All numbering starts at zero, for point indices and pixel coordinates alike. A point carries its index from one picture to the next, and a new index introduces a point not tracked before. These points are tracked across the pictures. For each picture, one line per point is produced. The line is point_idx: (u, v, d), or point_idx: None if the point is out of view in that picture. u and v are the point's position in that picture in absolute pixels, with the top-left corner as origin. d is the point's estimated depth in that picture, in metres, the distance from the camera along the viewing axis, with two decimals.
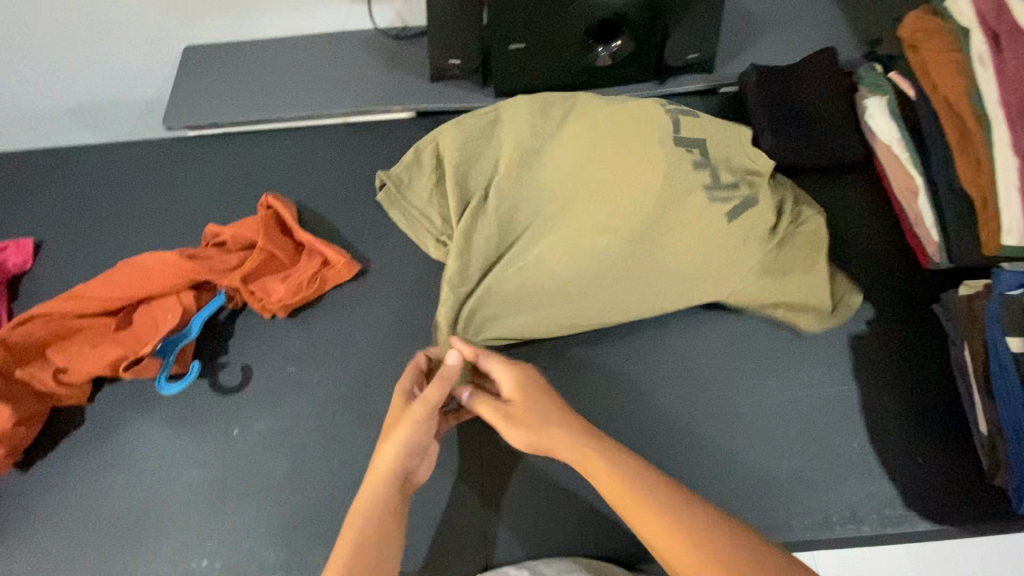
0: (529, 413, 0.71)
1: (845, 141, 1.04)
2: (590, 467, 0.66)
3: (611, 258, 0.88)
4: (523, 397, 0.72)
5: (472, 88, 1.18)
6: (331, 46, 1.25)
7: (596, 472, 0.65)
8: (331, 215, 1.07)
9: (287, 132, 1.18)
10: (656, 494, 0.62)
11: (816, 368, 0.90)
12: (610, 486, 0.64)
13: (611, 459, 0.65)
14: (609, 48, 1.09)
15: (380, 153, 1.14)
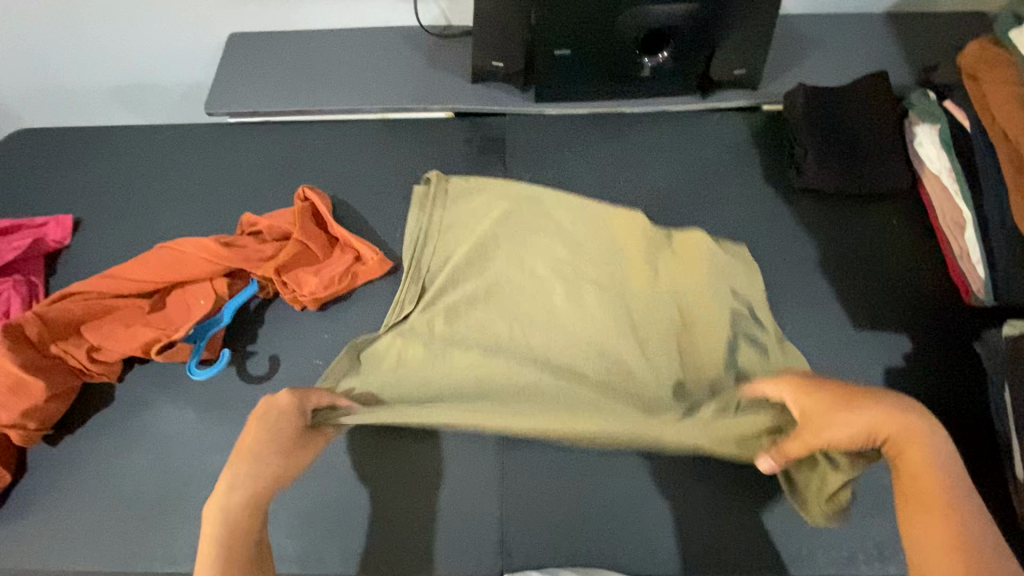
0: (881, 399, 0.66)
1: (893, 168, 1.01)
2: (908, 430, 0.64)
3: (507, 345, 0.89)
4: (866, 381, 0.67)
5: (513, 92, 1.18)
6: (374, 42, 1.25)
7: (899, 445, 0.64)
8: (365, 211, 1.08)
9: (325, 125, 1.18)
10: (943, 472, 0.63)
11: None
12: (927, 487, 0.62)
13: (924, 443, 0.64)
14: (655, 59, 1.07)
15: (416, 151, 1.14)
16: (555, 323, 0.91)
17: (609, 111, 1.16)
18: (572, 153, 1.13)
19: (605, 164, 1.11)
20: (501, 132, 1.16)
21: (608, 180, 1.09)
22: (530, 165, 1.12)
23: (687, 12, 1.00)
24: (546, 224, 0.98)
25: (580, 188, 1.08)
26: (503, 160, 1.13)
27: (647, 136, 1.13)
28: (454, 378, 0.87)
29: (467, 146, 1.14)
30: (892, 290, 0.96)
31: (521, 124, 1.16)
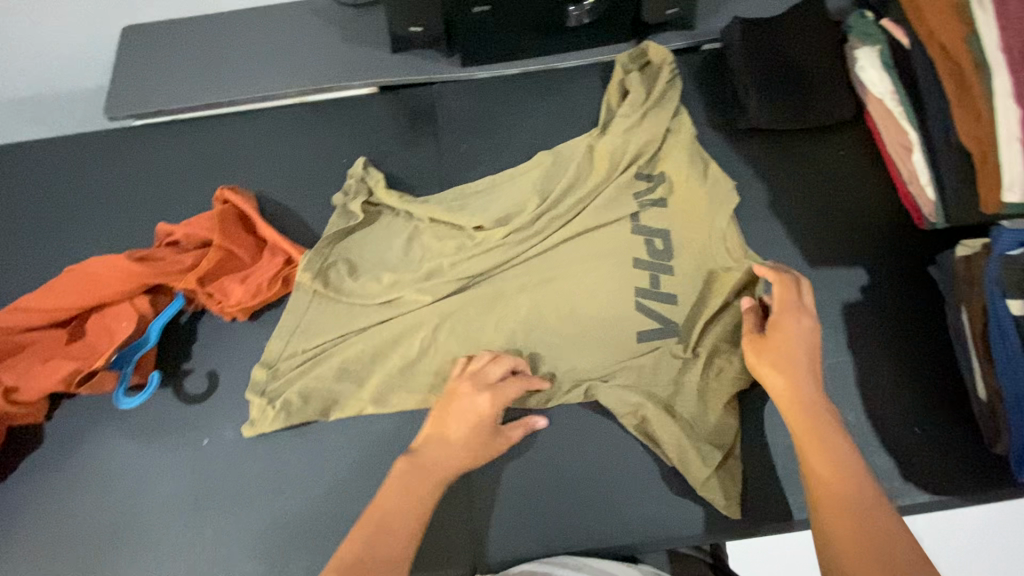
0: (786, 357, 0.71)
1: (835, 97, 0.98)
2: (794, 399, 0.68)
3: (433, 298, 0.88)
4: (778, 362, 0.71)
5: (439, 58, 1.10)
6: (283, 20, 1.16)
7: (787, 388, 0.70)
8: (292, 205, 1.00)
9: (238, 116, 1.09)
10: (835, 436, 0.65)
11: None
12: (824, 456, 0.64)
13: (807, 400, 0.68)
14: (581, 6, 1.01)
15: (342, 134, 1.06)
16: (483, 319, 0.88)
17: (541, 68, 1.09)
18: (507, 118, 1.06)
19: (544, 125, 1.05)
20: (431, 102, 1.08)
21: (547, 142, 1.04)
22: (464, 135, 1.05)
23: None
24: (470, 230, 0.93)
25: (519, 155, 1.03)
26: (435, 132, 1.06)
27: (584, 90, 1.07)
28: (416, 231, 0.95)
29: (395, 121, 1.07)
30: (845, 223, 0.94)
31: (451, 92, 1.09)
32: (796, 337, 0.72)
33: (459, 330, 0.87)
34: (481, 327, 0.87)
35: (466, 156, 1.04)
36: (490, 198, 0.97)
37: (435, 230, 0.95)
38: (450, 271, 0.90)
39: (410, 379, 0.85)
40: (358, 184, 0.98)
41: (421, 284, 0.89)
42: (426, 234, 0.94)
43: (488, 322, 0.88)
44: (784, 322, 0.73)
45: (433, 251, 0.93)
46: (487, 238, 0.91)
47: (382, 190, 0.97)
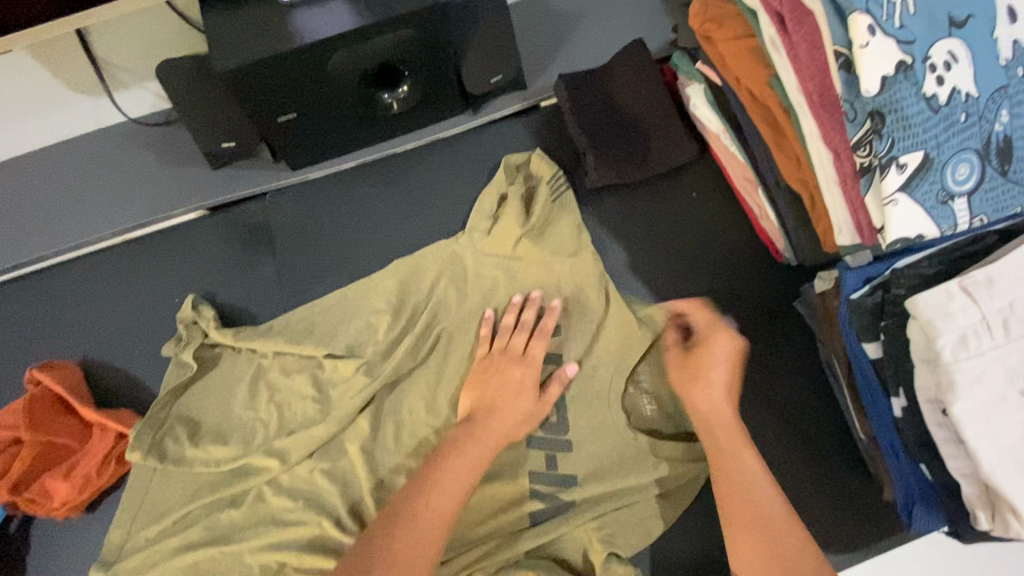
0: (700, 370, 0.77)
1: (674, 139, 0.95)
2: (728, 431, 0.73)
3: (291, 450, 0.82)
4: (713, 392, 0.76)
5: (266, 165, 1.01)
6: (86, 153, 1.04)
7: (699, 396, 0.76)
8: (126, 365, 0.91)
9: (51, 271, 0.98)
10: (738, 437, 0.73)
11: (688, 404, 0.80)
12: (744, 483, 0.70)
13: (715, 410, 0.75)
14: (396, 94, 0.94)
15: (171, 271, 0.96)
16: (349, 459, 0.82)
17: (379, 156, 1.03)
18: (350, 219, 0.99)
19: (389, 219, 0.99)
20: (265, 215, 1.00)
21: (394, 237, 0.97)
22: (306, 245, 0.97)
23: (406, 37, 0.85)
24: (320, 361, 0.86)
25: (367, 258, 0.96)
26: (273, 250, 0.98)
27: (426, 173, 1.01)
28: (262, 370, 0.87)
29: (229, 244, 0.98)
30: (707, 269, 0.91)
31: (286, 199, 1.00)
32: (729, 356, 0.79)
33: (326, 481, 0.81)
34: (347, 472, 0.81)
35: (311, 269, 0.96)
36: (339, 319, 0.89)
37: (282, 363, 0.87)
38: (308, 417, 0.84)
39: (273, 548, 0.77)
40: (190, 328, 0.89)
41: (276, 439, 0.82)
42: (273, 372, 0.86)
43: (353, 463, 0.81)
44: (721, 347, 0.79)
45: (281, 391, 0.85)
46: (339, 370, 0.85)
47: (216, 330, 0.88)
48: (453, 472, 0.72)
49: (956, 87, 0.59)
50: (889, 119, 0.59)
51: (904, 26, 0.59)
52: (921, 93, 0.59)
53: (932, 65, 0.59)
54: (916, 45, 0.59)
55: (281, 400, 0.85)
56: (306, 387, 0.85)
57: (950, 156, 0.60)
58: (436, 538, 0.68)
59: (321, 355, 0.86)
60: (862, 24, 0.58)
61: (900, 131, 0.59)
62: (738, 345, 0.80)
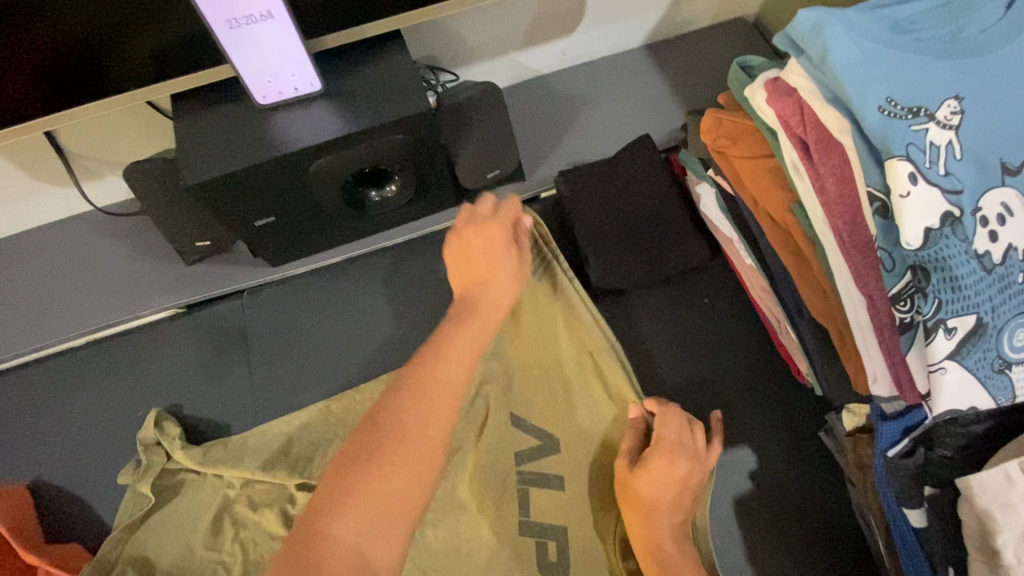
0: (657, 491, 0.69)
1: (683, 241, 0.88)
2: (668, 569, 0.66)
3: None
4: (646, 512, 0.69)
5: (244, 261, 0.94)
6: (55, 242, 0.98)
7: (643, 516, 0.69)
8: (81, 490, 0.82)
9: (5, 376, 0.90)
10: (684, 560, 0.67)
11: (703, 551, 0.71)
12: None
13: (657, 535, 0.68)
14: (384, 192, 0.89)
15: (136, 377, 0.89)
16: None
17: (365, 251, 0.96)
18: (332, 321, 0.92)
19: (374, 322, 0.91)
20: (240, 316, 0.92)
21: (379, 343, 0.90)
22: (283, 350, 0.90)
23: (399, 142, 0.79)
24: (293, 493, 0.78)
25: (349, 366, 0.89)
26: (248, 356, 0.90)
27: (416, 270, 0.95)
28: (229, 501, 0.78)
29: (201, 349, 0.91)
30: (721, 388, 0.83)
31: (265, 298, 0.93)
32: (672, 480, 0.69)
33: None
34: None
35: (287, 378, 0.88)
36: (317, 442, 0.81)
37: (250, 496, 0.79)
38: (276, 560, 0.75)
39: None
40: (150, 451, 0.80)
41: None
42: (240, 505, 0.78)
43: None
44: (661, 466, 0.69)
45: (249, 526, 0.77)
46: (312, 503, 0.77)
47: (180, 452, 0.80)
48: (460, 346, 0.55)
49: (1010, 243, 0.52)
50: (935, 277, 0.52)
51: (949, 173, 0.52)
52: (971, 250, 0.52)
53: (982, 218, 0.52)
54: (963, 195, 0.52)
55: (248, 537, 0.77)
56: (277, 524, 0.77)
57: (1005, 320, 0.52)
58: (423, 447, 0.50)
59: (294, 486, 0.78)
60: (904, 171, 0.51)
61: (948, 293, 0.52)
62: (691, 471, 0.70)
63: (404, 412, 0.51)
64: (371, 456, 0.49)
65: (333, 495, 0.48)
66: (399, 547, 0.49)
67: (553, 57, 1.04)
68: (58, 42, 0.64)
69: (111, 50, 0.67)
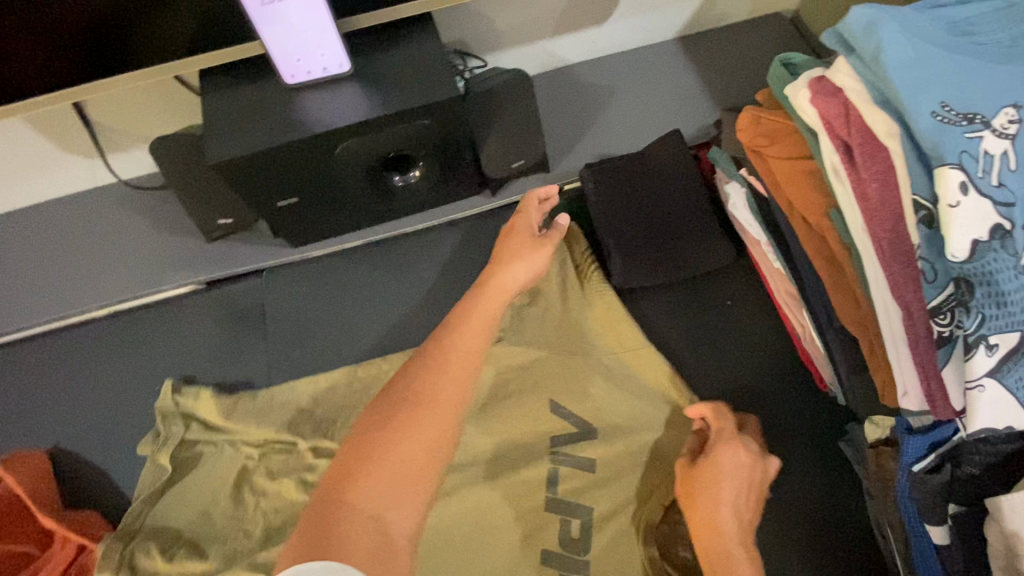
0: (722, 489, 0.63)
1: (710, 241, 0.86)
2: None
3: None
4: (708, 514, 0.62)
5: (264, 240, 0.94)
6: (79, 213, 0.98)
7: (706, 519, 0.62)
8: (96, 459, 0.83)
9: (29, 343, 0.91)
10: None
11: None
12: None
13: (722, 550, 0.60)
14: (408, 176, 0.88)
15: (155, 350, 0.90)
16: None
17: (386, 236, 0.95)
18: (350, 303, 0.91)
19: (393, 306, 0.91)
20: (259, 295, 0.92)
21: (396, 328, 0.89)
22: (301, 330, 0.90)
23: (425, 126, 0.77)
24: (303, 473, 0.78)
25: (364, 351, 0.88)
26: (266, 335, 0.90)
27: (436, 256, 0.94)
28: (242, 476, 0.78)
29: (219, 326, 0.91)
30: (741, 391, 0.81)
31: (283, 277, 0.93)
32: (739, 475, 0.64)
33: None
34: None
35: (302, 357, 0.88)
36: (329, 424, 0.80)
37: (261, 473, 0.78)
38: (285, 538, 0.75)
39: None
40: (168, 421, 0.81)
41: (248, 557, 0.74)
42: (253, 481, 0.78)
43: None
44: (727, 458, 0.65)
45: (260, 504, 0.77)
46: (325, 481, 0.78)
47: (200, 425, 0.81)
48: (471, 320, 0.64)
49: None
50: (979, 292, 0.50)
51: (1003, 184, 0.50)
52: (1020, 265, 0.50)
53: None
54: (1016, 208, 0.50)
55: (259, 515, 0.76)
56: (288, 503, 0.77)
57: None
58: (440, 413, 0.56)
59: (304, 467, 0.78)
60: (953, 180, 0.50)
61: (993, 308, 0.50)
62: (755, 469, 0.65)
63: (423, 381, 0.58)
64: (385, 428, 0.55)
65: (356, 462, 0.53)
66: (415, 516, 0.53)
67: (584, 46, 1.02)
68: (84, 12, 0.64)
69: (140, 22, 0.66)
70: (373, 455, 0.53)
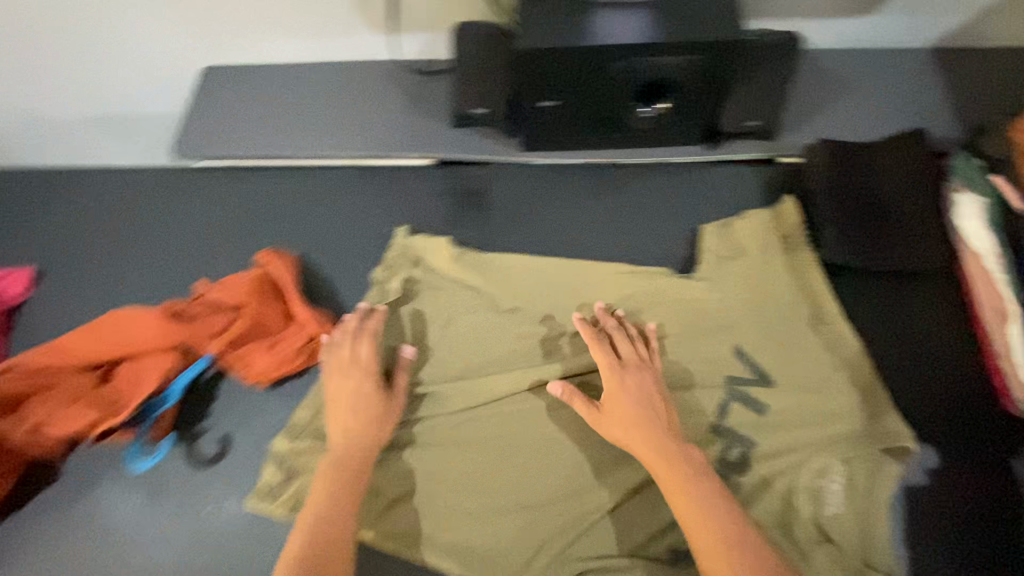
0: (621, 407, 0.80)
1: (925, 242, 0.89)
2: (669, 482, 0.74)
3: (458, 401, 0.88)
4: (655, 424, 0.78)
5: (498, 138, 1.06)
6: (351, 78, 1.16)
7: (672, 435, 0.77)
8: (332, 274, 1.00)
9: (295, 171, 1.10)
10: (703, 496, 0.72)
11: (872, 518, 0.77)
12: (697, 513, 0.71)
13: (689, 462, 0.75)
14: (653, 108, 0.93)
15: (391, 204, 1.05)
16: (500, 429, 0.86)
17: (603, 160, 1.04)
18: (561, 210, 1.02)
19: (598, 221, 1.00)
20: (484, 181, 1.05)
21: (597, 241, 0.99)
22: (513, 220, 1.02)
23: (694, 61, 0.85)
24: (502, 332, 0.91)
25: (565, 252, 0.99)
26: (483, 216, 1.03)
27: (645, 190, 1.02)
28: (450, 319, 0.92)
29: (445, 198, 1.05)
30: (919, 386, 0.84)
31: (508, 172, 1.05)
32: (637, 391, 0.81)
33: (478, 434, 0.86)
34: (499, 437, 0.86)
35: (511, 242, 1.00)
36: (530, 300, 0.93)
37: (465, 324, 0.91)
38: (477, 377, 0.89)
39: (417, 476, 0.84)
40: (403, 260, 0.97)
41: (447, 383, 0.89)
42: (458, 325, 0.92)
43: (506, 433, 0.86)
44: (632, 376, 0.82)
45: (461, 345, 0.91)
46: (518, 341, 0.90)
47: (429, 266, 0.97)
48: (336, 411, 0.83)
49: None
50: None
51: None
52: None
53: None
54: None
55: (459, 353, 0.90)
56: (485, 352, 0.90)
57: None
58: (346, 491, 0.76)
59: (504, 327, 0.91)
60: None
61: None
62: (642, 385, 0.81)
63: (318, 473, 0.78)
64: (324, 524, 0.72)
65: (308, 528, 0.72)
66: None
67: (836, 34, 1.06)
68: None
69: None
70: (311, 518, 0.73)
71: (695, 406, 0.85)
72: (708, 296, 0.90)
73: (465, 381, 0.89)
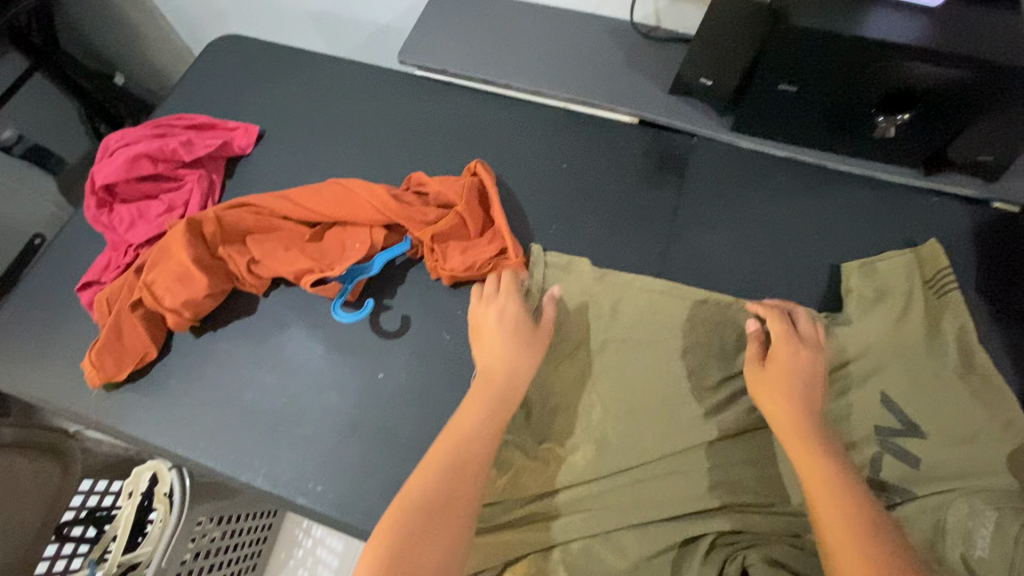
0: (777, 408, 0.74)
1: None
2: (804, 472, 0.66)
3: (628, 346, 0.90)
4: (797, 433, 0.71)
5: (709, 113, 1.09)
6: (574, 26, 1.20)
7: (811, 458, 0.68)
8: (525, 199, 1.05)
9: (505, 99, 1.16)
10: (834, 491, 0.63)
11: None
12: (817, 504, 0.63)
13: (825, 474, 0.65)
14: (893, 120, 0.92)
15: (592, 150, 1.09)
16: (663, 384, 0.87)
17: (809, 160, 1.05)
18: (758, 196, 1.03)
19: (794, 216, 1.01)
20: (686, 151, 1.08)
21: (789, 234, 1.00)
22: (709, 194, 1.04)
23: (963, 77, 0.83)
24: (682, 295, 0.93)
25: (755, 236, 1.00)
26: (680, 183, 1.05)
27: (848, 198, 1.02)
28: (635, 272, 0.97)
29: (645, 157, 1.08)
30: None
31: (711, 149, 1.08)
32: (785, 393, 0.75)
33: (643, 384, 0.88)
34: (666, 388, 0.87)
35: (702, 214, 1.03)
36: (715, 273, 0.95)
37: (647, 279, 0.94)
38: (652, 330, 0.91)
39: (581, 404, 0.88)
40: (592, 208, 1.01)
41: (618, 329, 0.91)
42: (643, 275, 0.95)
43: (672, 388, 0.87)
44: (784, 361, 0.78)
45: (640, 296, 0.93)
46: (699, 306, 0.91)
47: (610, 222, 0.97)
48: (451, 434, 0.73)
49: None
50: None
51: None
52: None
53: None
54: None
55: (639, 301, 0.93)
56: (664, 306, 0.92)
57: None
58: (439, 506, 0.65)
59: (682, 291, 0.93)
60: None
61: None
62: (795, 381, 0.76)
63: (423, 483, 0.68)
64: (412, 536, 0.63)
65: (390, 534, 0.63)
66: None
67: None
68: None
69: None
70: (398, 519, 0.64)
71: (867, 411, 0.84)
72: (902, 310, 0.89)
73: (636, 331, 0.91)
